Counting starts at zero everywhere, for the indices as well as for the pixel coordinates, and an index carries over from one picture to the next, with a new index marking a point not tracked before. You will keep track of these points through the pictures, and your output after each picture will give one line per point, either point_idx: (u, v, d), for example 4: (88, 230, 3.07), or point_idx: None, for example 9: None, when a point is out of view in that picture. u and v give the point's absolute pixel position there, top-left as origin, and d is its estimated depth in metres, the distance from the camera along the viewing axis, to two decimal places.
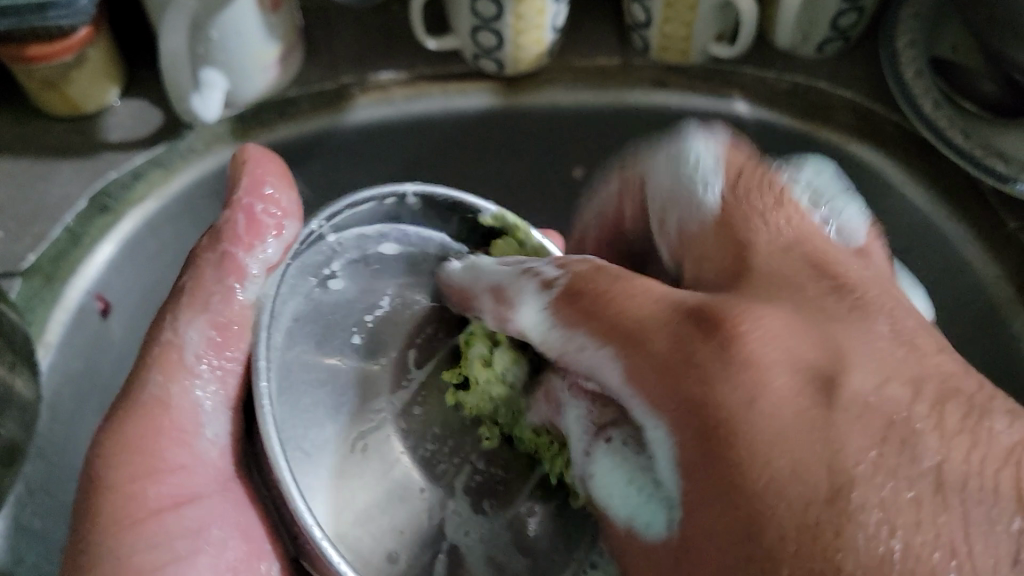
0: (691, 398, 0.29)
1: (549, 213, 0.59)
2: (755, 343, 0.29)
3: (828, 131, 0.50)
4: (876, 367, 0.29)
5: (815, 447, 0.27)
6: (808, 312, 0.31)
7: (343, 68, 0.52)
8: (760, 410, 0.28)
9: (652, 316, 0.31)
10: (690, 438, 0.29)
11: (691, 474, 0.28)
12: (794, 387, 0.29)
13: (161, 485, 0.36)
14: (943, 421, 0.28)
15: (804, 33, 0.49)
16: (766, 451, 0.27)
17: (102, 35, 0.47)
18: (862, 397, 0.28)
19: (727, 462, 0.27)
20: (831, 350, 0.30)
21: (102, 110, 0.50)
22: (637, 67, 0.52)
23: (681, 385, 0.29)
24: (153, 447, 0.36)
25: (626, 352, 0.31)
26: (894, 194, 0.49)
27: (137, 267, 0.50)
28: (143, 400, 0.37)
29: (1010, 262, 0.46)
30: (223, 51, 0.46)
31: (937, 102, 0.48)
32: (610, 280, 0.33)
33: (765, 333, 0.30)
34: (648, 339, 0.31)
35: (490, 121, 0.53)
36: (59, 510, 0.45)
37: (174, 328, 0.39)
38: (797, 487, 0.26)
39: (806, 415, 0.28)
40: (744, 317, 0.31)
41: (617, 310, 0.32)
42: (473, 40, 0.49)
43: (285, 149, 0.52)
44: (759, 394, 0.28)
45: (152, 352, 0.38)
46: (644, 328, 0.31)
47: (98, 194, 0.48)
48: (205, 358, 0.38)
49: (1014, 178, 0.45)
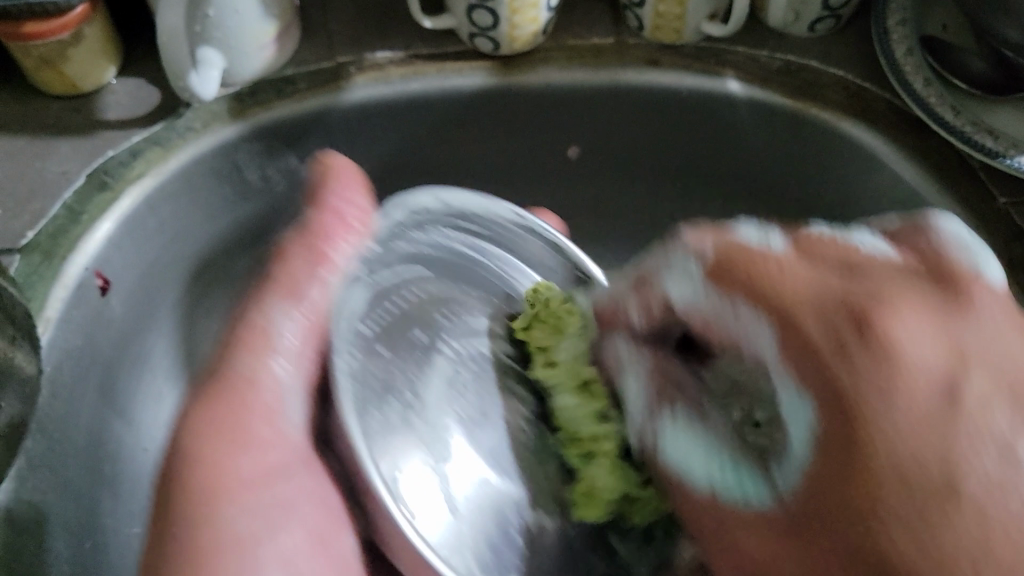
0: (840, 389, 0.32)
1: (544, 194, 0.60)
2: (977, 320, 0.34)
3: (817, 109, 0.51)
4: (987, 370, 0.32)
5: (937, 446, 0.30)
6: (940, 311, 0.33)
7: (340, 48, 0.52)
8: (893, 408, 0.31)
9: (820, 327, 0.33)
10: (834, 423, 0.32)
11: (822, 457, 0.32)
12: (923, 401, 0.31)
13: (244, 459, 0.39)
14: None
15: (796, 12, 0.50)
16: (889, 433, 0.31)
17: (98, 14, 0.48)
18: (983, 420, 0.31)
19: (863, 453, 0.31)
20: (956, 356, 0.32)
21: (101, 89, 0.50)
22: (630, 46, 0.52)
23: (828, 370, 0.32)
24: (240, 423, 0.40)
25: (779, 331, 0.34)
26: (884, 170, 0.50)
27: (137, 245, 0.50)
28: (232, 378, 0.41)
29: (1000, 236, 0.47)
30: (221, 29, 0.47)
31: (927, 80, 0.48)
32: (754, 258, 0.36)
33: (910, 331, 0.32)
34: (798, 320, 0.33)
35: (485, 100, 0.53)
36: (61, 485, 0.45)
37: (265, 313, 0.42)
38: (917, 476, 0.30)
39: (989, 436, 0.30)
40: (890, 315, 0.33)
41: (771, 290, 0.35)
42: (470, 18, 0.49)
43: (282, 128, 0.52)
44: (892, 393, 0.31)
45: (249, 334, 0.42)
46: (793, 309, 0.34)
47: (97, 171, 0.49)
48: (291, 336, 0.41)
49: (1002, 153, 0.46)
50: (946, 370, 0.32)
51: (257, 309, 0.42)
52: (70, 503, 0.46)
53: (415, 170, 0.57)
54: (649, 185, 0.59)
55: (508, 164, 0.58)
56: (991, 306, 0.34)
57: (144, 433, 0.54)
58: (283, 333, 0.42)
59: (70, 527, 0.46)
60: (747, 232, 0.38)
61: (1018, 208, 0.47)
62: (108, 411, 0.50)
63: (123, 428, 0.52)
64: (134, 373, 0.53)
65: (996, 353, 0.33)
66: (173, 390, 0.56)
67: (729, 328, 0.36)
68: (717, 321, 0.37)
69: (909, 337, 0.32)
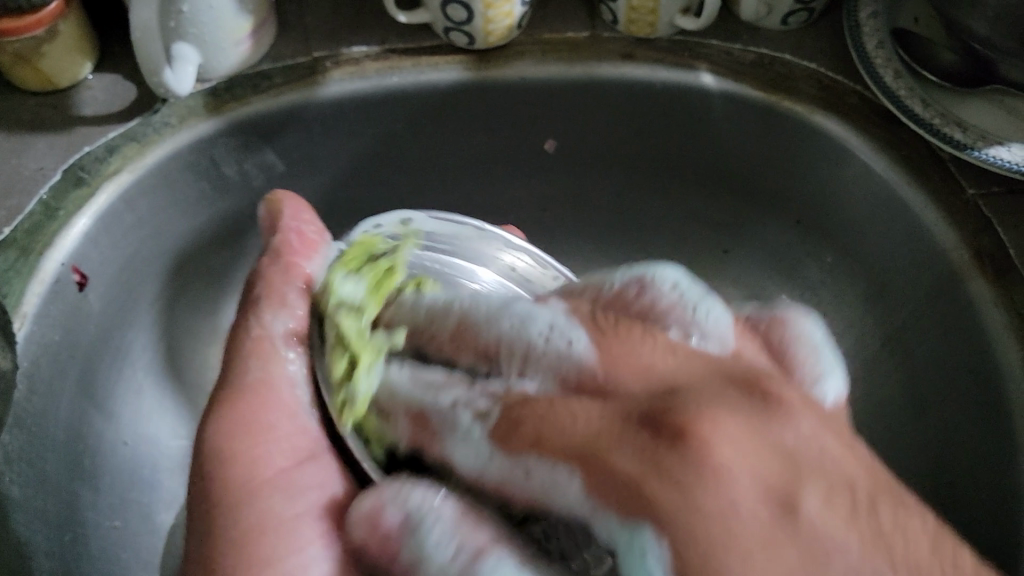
0: (635, 469, 0.30)
1: (523, 188, 0.60)
2: (792, 419, 0.32)
3: (790, 102, 0.51)
4: (782, 457, 0.31)
5: (711, 496, 0.29)
6: (662, 397, 0.33)
7: (316, 43, 0.53)
8: (707, 470, 0.30)
9: (653, 465, 0.30)
10: (625, 500, 0.30)
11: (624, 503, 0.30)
12: (737, 453, 0.31)
13: (268, 487, 0.38)
14: (717, 488, 0.30)
15: (768, 6, 0.50)
16: (702, 495, 0.29)
17: (74, 10, 0.48)
18: (708, 449, 0.30)
19: (659, 509, 0.29)
20: (685, 419, 0.32)
21: (76, 85, 0.51)
22: (605, 40, 0.53)
23: (604, 448, 0.31)
24: (252, 432, 0.40)
25: (564, 454, 0.32)
26: (855, 162, 0.50)
27: (114, 240, 0.50)
28: (247, 382, 0.41)
29: (969, 227, 0.47)
30: (196, 24, 0.47)
31: (897, 73, 0.48)
32: (544, 403, 0.34)
33: (686, 397, 0.33)
34: (599, 447, 0.31)
35: (461, 94, 0.53)
36: (39, 480, 0.46)
37: (260, 322, 0.44)
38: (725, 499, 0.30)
39: (789, 456, 0.31)
40: (657, 400, 0.33)
41: (558, 429, 0.33)
42: (443, 13, 0.49)
43: (259, 122, 0.52)
44: (710, 462, 0.30)
45: (248, 345, 0.43)
46: (592, 438, 0.32)
47: (73, 167, 0.49)
48: (291, 346, 0.43)
49: (971, 145, 0.46)
50: (741, 428, 0.32)
51: (247, 320, 0.44)
52: (48, 497, 0.46)
53: (393, 164, 0.58)
54: (625, 178, 0.59)
55: (485, 158, 0.58)
56: (812, 424, 0.32)
57: (126, 428, 0.54)
58: (281, 332, 0.44)
59: (49, 521, 0.46)
60: (671, 277, 0.39)
61: (985, 200, 0.47)
62: (87, 405, 0.50)
63: (103, 422, 0.52)
64: (115, 368, 0.53)
65: (807, 426, 0.32)
66: (155, 384, 0.56)
67: (442, 439, 0.37)
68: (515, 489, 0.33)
69: (728, 448, 0.31)
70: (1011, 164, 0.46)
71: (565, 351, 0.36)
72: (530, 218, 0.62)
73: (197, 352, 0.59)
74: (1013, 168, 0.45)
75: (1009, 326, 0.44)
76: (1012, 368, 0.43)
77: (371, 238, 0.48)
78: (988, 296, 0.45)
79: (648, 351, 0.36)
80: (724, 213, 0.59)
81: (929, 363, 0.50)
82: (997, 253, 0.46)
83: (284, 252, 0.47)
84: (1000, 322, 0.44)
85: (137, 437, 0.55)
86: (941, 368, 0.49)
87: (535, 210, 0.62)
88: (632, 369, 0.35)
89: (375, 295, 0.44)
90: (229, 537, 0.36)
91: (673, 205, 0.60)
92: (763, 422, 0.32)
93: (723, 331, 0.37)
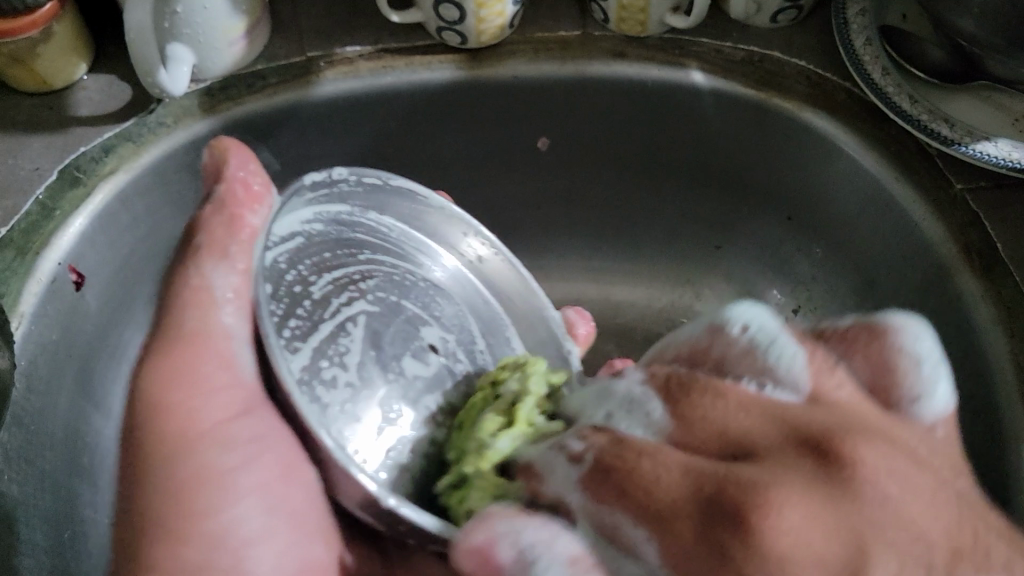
0: (725, 474, 0.24)
1: (516, 186, 0.61)
2: (870, 485, 0.24)
3: (780, 99, 0.52)
4: (902, 541, 0.22)
5: (838, 541, 0.23)
6: (882, 453, 0.25)
7: (310, 43, 0.53)
8: (782, 492, 0.23)
9: (673, 497, 0.25)
10: (701, 504, 0.24)
11: (709, 504, 0.24)
12: (815, 472, 0.24)
13: (196, 424, 0.38)
14: (860, 537, 0.23)
15: (758, 4, 0.50)
16: (767, 530, 0.23)
17: (68, 11, 0.48)
18: (890, 499, 0.23)
19: (745, 519, 0.23)
20: (849, 455, 0.24)
21: (71, 86, 0.51)
22: (596, 38, 0.53)
23: (731, 472, 0.25)
24: (193, 374, 0.38)
25: (678, 433, 0.28)
26: (844, 158, 0.51)
27: (110, 239, 0.51)
28: (182, 331, 0.39)
29: (957, 222, 0.47)
30: (189, 24, 0.47)
31: (886, 70, 0.49)
32: (694, 387, 0.29)
33: (872, 465, 0.24)
34: (755, 451, 0.26)
35: (454, 92, 0.54)
36: (38, 478, 0.46)
37: (198, 272, 0.40)
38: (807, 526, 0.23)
39: (919, 533, 0.23)
40: (845, 440, 0.25)
41: (716, 422, 0.27)
42: (436, 12, 0.50)
43: (254, 122, 0.53)
44: (790, 492, 0.23)
45: (184, 293, 0.40)
46: (751, 441, 0.26)
47: (69, 167, 0.49)
48: (227, 292, 0.40)
49: (958, 140, 0.47)
50: (890, 497, 0.23)
51: (184, 268, 0.40)
52: (46, 495, 0.46)
53: (387, 163, 0.58)
54: (618, 175, 0.59)
55: (478, 156, 0.59)
56: (1001, 553, 0.23)
57: None
58: (220, 286, 0.40)
59: (46, 519, 0.46)
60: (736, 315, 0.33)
61: (973, 195, 0.47)
62: (84, 403, 0.51)
63: (99, 420, 0.52)
64: (111, 367, 0.53)
65: (892, 483, 0.24)
66: None
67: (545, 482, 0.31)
68: (540, 462, 0.33)
69: (679, 477, 0.25)
70: (999, 160, 0.46)
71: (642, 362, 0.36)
72: (523, 215, 0.63)
73: None
74: (1000, 163, 0.46)
75: (997, 320, 0.45)
76: (999, 362, 0.44)
77: (507, 364, 0.45)
78: (976, 290, 0.46)
79: (721, 408, 0.28)
80: (716, 210, 0.60)
81: None
82: (985, 248, 0.46)
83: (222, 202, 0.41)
84: (988, 316, 0.45)
85: None
86: None
87: (528, 207, 0.62)
88: (737, 416, 0.27)
89: (512, 419, 0.39)
90: (167, 497, 0.36)
91: (665, 202, 0.60)
92: (841, 477, 0.24)
93: (799, 376, 0.29)
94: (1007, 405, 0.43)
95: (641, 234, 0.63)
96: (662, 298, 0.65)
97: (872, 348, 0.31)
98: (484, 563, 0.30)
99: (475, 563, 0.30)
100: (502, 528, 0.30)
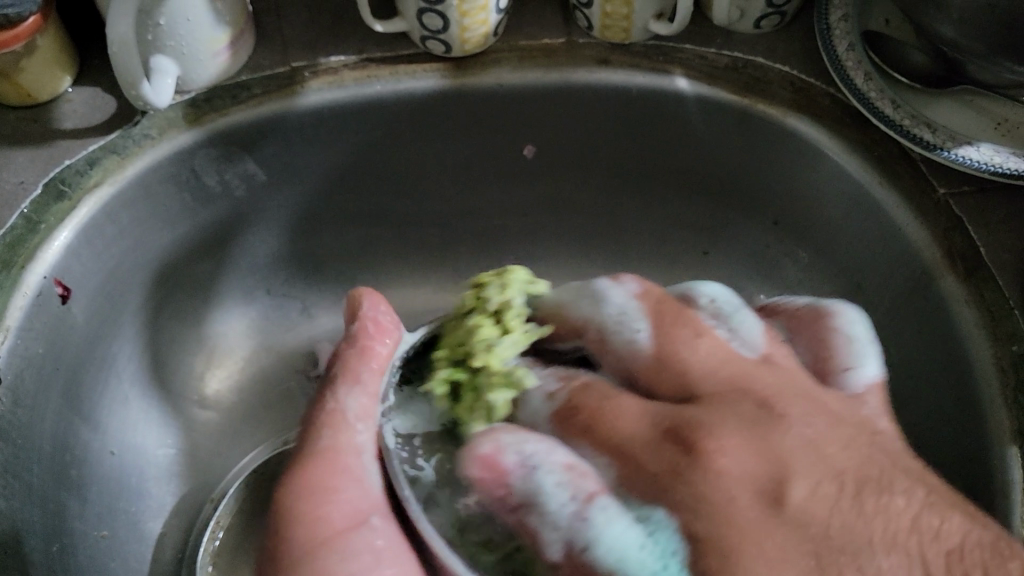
0: (667, 468, 0.36)
1: (504, 193, 0.61)
2: (791, 438, 0.37)
3: (764, 105, 0.52)
4: (813, 471, 0.35)
5: (755, 513, 0.34)
6: (758, 426, 0.37)
7: (294, 53, 0.53)
8: (713, 471, 0.35)
9: (636, 435, 0.38)
10: (643, 483, 0.36)
11: (666, 481, 0.36)
12: (732, 467, 0.36)
13: (333, 510, 0.39)
14: (794, 521, 0.34)
15: (741, 10, 0.51)
16: (705, 501, 0.35)
17: (52, 24, 0.48)
18: (798, 507, 0.34)
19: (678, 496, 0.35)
20: (774, 458, 0.36)
21: (56, 98, 0.51)
22: (581, 46, 0.53)
23: (673, 477, 0.36)
24: (327, 480, 0.40)
25: (597, 440, 0.38)
26: (828, 162, 0.51)
27: (96, 252, 0.51)
28: (317, 448, 0.42)
29: (940, 226, 0.47)
30: (172, 36, 0.47)
31: (868, 74, 0.49)
32: (597, 398, 0.40)
33: (729, 446, 0.36)
34: (637, 454, 0.37)
35: (439, 101, 0.54)
36: (26, 491, 0.46)
37: (335, 397, 0.44)
38: (718, 494, 0.35)
39: (820, 460, 0.36)
40: (715, 434, 0.36)
41: (606, 425, 0.39)
42: (420, 22, 0.50)
43: (239, 133, 0.53)
44: (719, 472, 0.35)
45: (320, 417, 0.44)
46: (634, 441, 0.38)
47: (54, 180, 0.49)
48: (360, 419, 0.43)
49: (940, 146, 0.47)
50: (768, 471, 0.36)
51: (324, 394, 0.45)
52: (34, 509, 0.46)
53: (373, 171, 0.58)
54: (605, 181, 0.59)
55: (464, 163, 0.58)
56: (901, 506, 0.34)
57: (112, 437, 0.54)
58: (354, 407, 0.44)
59: (35, 533, 0.46)
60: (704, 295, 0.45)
61: (956, 199, 0.47)
62: (73, 416, 0.51)
63: (89, 432, 0.52)
64: (100, 379, 0.53)
65: (799, 431, 0.37)
66: (139, 392, 0.57)
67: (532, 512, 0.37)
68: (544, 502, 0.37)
69: (640, 421, 0.38)
70: (982, 164, 0.47)
71: (634, 339, 0.42)
72: (511, 221, 0.63)
73: (182, 362, 0.60)
74: (984, 167, 0.46)
75: (980, 324, 0.45)
76: (983, 365, 0.44)
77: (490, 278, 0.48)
78: (959, 294, 0.46)
79: (701, 349, 0.40)
80: (703, 214, 0.60)
81: (905, 360, 0.50)
82: (969, 252, 0.46)
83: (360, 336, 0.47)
84: (972, 320, 0.45)
85: (123, 446, 0.55)
86: (916, 365, 0.49)
87: (516, 214, 0.62)
88: (700, 356, 0.40)
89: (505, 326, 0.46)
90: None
91: (651, 207, 0.60)
92: (765, 428, 0.37)
93: (754, 337, 0.42)
94: (991, 408, 0.43)
95: (628, 240, 0.63)
96: None
97: (816, 324, 0.44)
98: (491, 465, 0.38)
99: (481, 469, 0.38)
100: (508, 439, 0.39)
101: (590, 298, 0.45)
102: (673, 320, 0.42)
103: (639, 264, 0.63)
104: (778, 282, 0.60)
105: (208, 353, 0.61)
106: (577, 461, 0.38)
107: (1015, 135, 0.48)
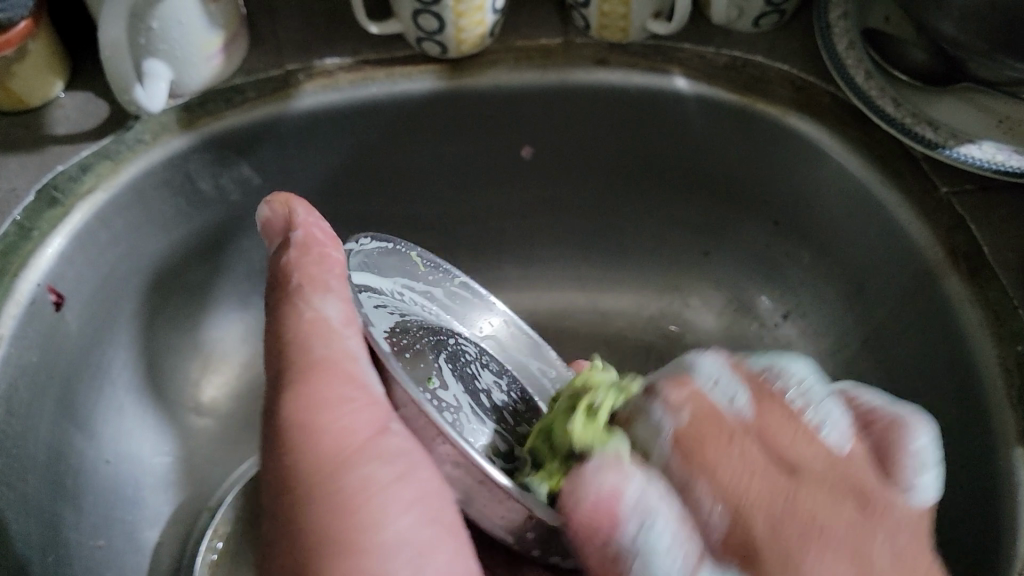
0: (756, 493, 0.30)
1: (500, 195, 0.60)
2: (889, 514, 0.30)
3: (764, 104, 0.51)
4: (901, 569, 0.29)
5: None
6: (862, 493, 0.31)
7: (288, 56, 0.52)
8: (810, 515, 0.29)
9: (734, 476, 0.30)
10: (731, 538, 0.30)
11: (742, 520, 0.30)
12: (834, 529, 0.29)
13: (349, 419, 0.35)
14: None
15: (740, 9, 0.50)
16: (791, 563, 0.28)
17: (44, 28, 0.48)
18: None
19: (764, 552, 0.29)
20: (863, 532, 0.29)
21: (49, 104, 0.50)
22: (578, 46, 0.52)
23: (761, 508, 0.30)
24: (325, 393, 0.36)
25: (688, 459, 0.31)
26: (828, 161, 0.51)
27: (89, 258, 0.50)
28: (313, 358, 0.37)
29: (943, 225, 0.47)
30: (165, 41, 0.47)
31: (869, 73, 0.49)
32: (699, 421, 0.32)
33: (819, 503, 0.30)
34: (720, 467, 0.31)
35: (435, 103, 0.53)
36: (21, 503, 0.45)
37: (311, 307, 0.39)
38: (810, 562, 0.28)
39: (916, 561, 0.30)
40: (809, 483, 0.30)
41: (706, 450, 0.31)
42: (415, 22, 0.49)
43: (233, 137, 0.52)
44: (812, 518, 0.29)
45: (299, 326, 0.39)
46: (740, 477, 0.30)
47: (46, 187, 0.48)
48: (349, 330, 0.39)
49: (942, 144, 0.47)
50: (861, 552, 0.29)
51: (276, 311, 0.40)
52: (30, 519, 0.46)
53: (369, 174, 0.57)
54: (603, 180, 0.59)
55: (462, 165, 0.58)
56: None
57: (107, 445, 0.54)
58: (334, 315, 0.39)
59: (30, 544, 0.45)
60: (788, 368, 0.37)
61: (958, 197, 0.47)
62: (68, 424, 0.50)
63: (84, 441, 0.52)
64: (95, 387, 0.53)
65: (901, 533, 0.30)
66: (135, 400, 0.56)
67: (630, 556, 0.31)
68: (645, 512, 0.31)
69: (751, 470, 0.30)
70: (983, 162, 0.46)
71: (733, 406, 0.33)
72: (509, 224, 0.62)
73: (177, 368, 0.59)
74: (985, 165, 0.46)
75: (984, 324, 0.44)
76: (988, 366, 0.43)
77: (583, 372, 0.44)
78: (964, 294, 0.45)
79: (801, 445, 0.32)
80: (703, 215, 0.59)
81: (909, 360, 0.50)
82: (972, 251, 0.46)
83: (310, 244, 0.42)
84: (976, 320, 0.44)
85: (119, 454, 0.54)
86: (920, 366, 0.49)
87: (514, 216, 0.61)
88: (802, 449, 0.32)
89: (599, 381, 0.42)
90: (338, 503, 0.32)
91: (649, 209, 0.60)
92: (872, 508, 0.30)
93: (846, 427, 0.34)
94: (997, 410, 0.42)
95: (627, 241, 0.62)
96: (652, 304, 0.64)
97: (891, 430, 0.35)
98: (604, 508, 0.31)
99: (594, 505, 0.31)
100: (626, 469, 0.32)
101: (677, 366, 0.36)
102: (775, 404, 0.34)
103: (638, 264, 0.63)
104: (780, 283, 0.59)
105: (203, 359, 0.60)
106: (704, 507, 0.31)
107: (1017, 133, 0.47)
